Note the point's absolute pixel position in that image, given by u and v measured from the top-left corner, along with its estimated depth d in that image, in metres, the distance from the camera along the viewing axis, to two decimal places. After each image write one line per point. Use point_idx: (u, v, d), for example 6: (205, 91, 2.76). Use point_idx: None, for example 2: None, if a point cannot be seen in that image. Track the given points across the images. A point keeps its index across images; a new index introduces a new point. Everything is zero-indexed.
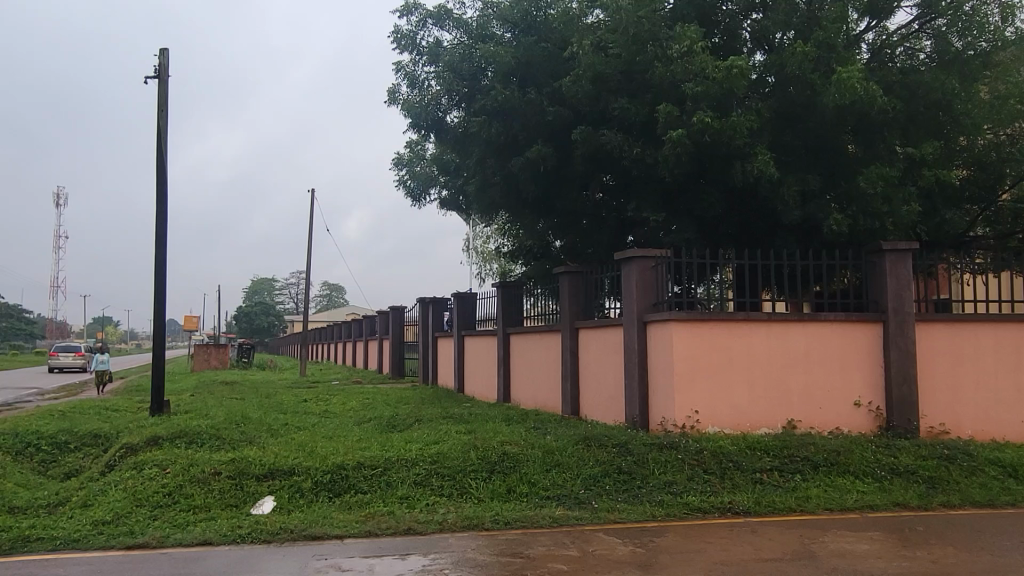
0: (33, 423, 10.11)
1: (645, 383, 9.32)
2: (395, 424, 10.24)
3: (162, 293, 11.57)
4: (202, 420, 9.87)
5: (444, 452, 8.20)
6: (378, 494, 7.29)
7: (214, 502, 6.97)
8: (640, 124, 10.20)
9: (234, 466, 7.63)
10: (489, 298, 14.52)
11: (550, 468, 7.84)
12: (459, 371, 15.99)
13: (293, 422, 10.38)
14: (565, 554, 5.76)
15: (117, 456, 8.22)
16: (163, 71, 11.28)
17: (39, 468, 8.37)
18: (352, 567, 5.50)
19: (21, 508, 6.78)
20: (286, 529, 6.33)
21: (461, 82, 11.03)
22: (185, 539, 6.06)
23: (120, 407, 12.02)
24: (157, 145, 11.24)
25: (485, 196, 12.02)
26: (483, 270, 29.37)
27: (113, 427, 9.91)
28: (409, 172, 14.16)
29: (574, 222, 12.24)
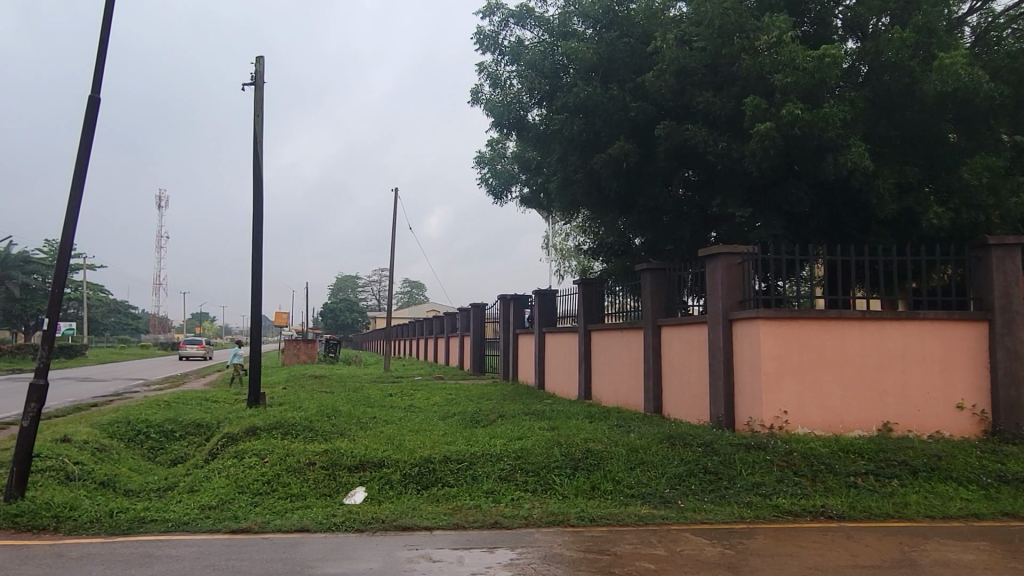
0: (143, 412, 10.77)
1: (731, 381, 9.11)
2: (479, 419, 10.39)
3: (258, 290, 12.11)
4: (296, 412, 10.30)
5: (527, 448, 8.28)
6: (464, 488, 7.42)
7: (310, 491, 7.27)
8: (726, 117, 10.00)
9: (327, 457, 7.93)
10: (570, 296, 14.52)
11: (634, 466, 7.81)
12: (539, 367, 16.06)
13: (381, 415, 10.70)
14: (653, 553, 5.73)
15: (219, 445, 8.68)
16: (259, 78, 11.80)
17: (148, 454, 8.90)
18: (442, 558, 5.62)
19: (135, 490, 7.23)
20: (378, 519, 6.54)
21: (543, 79, 11.07)
22: (285, 525, 6.35)
23: (219, 398, 12.66)
24: (254, 149, 11.75)
25: (566, 193, 12.03)
26: (563, 267, 29.58)
27: (214, 418, 10.45)
28: (491, 170, 14.32)
29: (655, 218, 12.12)
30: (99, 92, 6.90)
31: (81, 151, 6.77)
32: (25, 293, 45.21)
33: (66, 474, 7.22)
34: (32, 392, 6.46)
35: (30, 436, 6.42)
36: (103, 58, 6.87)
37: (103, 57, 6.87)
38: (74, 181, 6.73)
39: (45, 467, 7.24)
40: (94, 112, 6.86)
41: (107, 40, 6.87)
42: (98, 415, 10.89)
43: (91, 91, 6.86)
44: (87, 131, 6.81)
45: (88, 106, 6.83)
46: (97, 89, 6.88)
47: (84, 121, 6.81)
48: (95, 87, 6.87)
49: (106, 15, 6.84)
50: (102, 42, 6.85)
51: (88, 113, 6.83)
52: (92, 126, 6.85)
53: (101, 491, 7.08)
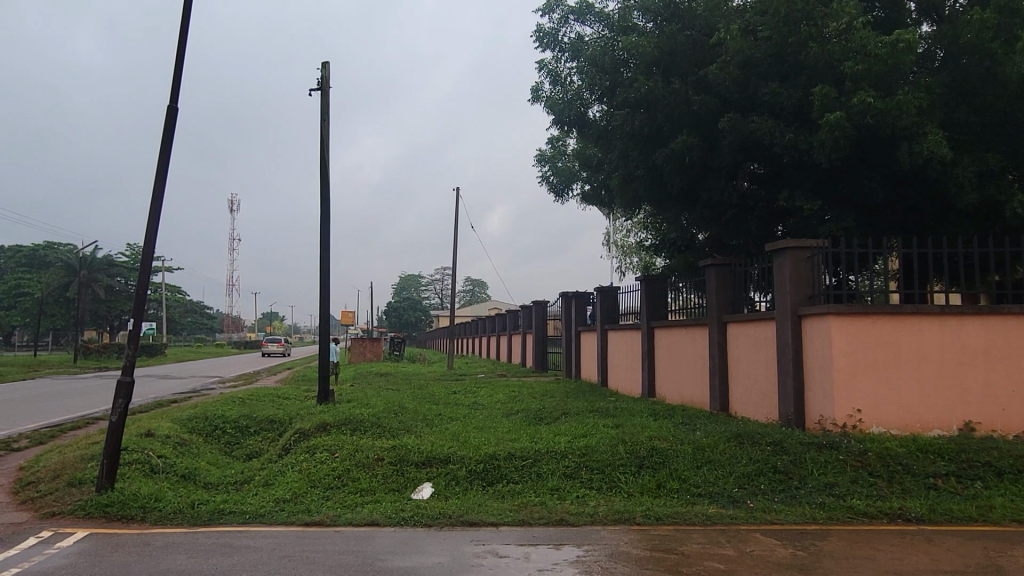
0: (219, 408, 11.20)
1: (801, 379, 8.87)
2: (543, 416, 10.42)
3: (326, 290, 12.43)
4: (364, 409, 10.54)
5: (592, 445, 8.25)
6: (529, 485, 7.47)
7: (378, 486, 7.43)
8: (793, 108, 9.74)
9: (395, 453, 8.10)
10: (632, 292, 14.40)
11: (701, 465, 7.70)
12: (602, 364, 15.96)
13: (447, 412, 10.84)
14: (722, 553, 5.64)
15: (291, 440, 8.96)
16: (325, 83, 12.10)
17: (225, 448, 9.26)
18: (509, 554, 5.68)
19: (214, 483, 7.54)
20: (445, 514, 6.64)
21: (604, 75, 11.00)
22: (356, 519, 6.51)
23: (290, 395, 13.05)
24: (321, 153, 12.07)
25: (628, 189, 11.92)
26: (624, 264, 29.37)
27: (286, 414, 10.78)
28: (552, 168, 14.31)
29: (719, 213, 11.91)
30: (177, 102, 7.21)
31: (161, 159, 7.10)
32: (109, 295, 47.49)
33: (151, 467, 7.57)
34: (120, 389, 6.80)
35: (118, 431, 6.76)
36: (180, 69, 7.18)
37: (180, 69, 7.18)
38: (156, 188, 7.05)
39: (132, 460, 7.62)
40: (173, 121, 7.17)
41: (184, 52, 7.18)
42: (178, 410, 11.38)
43: (170, 102, 7.17)
44: (167, 140, 7.13)
45: (167, 116, 7.15)
46: (174, 100, 7.20)
47: (164, 131, 7.13)
48: (173, 98, 7.19)
49: (182, 28, 7.15)
50: (180, 54, 7.16)
51: (167, 123, 7.15)
52: (171, 135, 7.17)
53: (183, 484, 7.40)
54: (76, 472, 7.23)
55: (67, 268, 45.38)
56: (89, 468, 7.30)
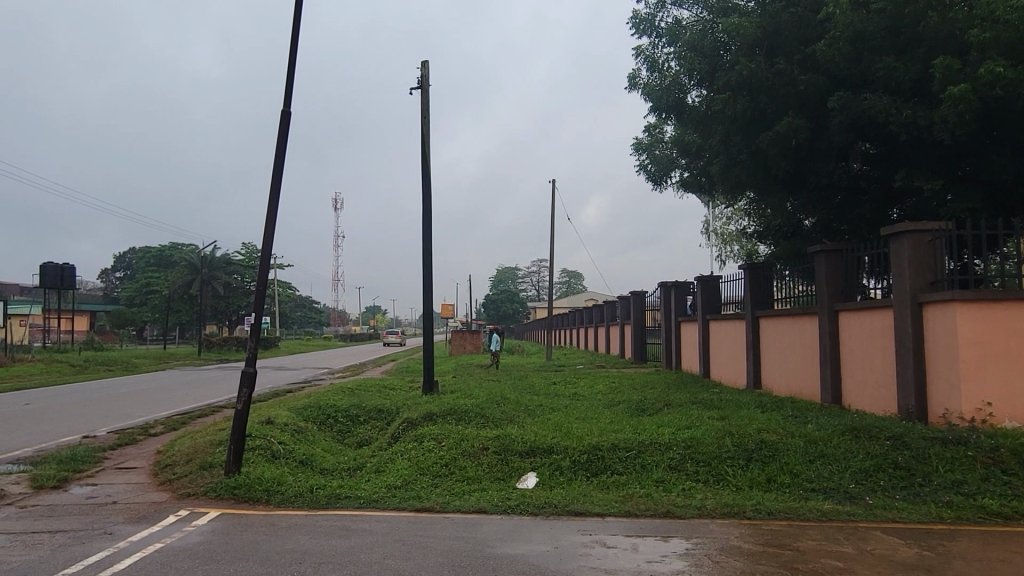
0: (331, 398, 11.71)
1: (923, 369, 8.36)
2: (645, 408, 10.32)
3: (429, 283, 12.74)
4: (467, 399, 10.76)
5: (697, 437, 8.10)
6: (634, 476, 7.42)
7: (484, 475, 7.58)
8: (911, 83, 9.19)
9: (499, 442, 8.23)
10: (735, 281, 13.98)
11: (813, 459, 7.41)
12: (704, 355, 15.58)
13: (548, 403, 10.91)
14: (839, 551, 5.42)
15: (400, 429, 9.25)
16: (425, 82, 12.38)
17: (338, 436, 9.68)
18: (616, 544, 5.67)
19: (329, 469, 7.90)
20: (551, 504, 6.69)
21: (703, 59, 10.74)
22: (463, 507, 6.67)
23: (396, 386, 13.48)
24: (422, 150, 12.36)
25: (729, 175, 11.58)
26: (725, 252, 28.60)
27: (393, 404, 11.16)
28: (650, 156, 14.09)
29: (828, 197, 11.40)
30: (290, 107, 7.57)
31: (277, 162, 7.47)
32: (227, 291, 50.41)
33: (272, 453, 8.03)
34: (244, 379, 7.22)
35: (243, 418, 7.18)
36: (292, 76, 7.53)
37: (292, 75, 7.53)
38: (273, 189, 7.44)
39: (255, 446, 8.10)
40: (287, 125, 7.54)
41: (296, 59, 7.53)
42: (294, 400, 11.97)
43: (284, 107, 7.53)
44: (281, 144, 7.49)
45: (281, 120, 7.52)
46: (288, 105, 7.56)
47: (279, 135, 7.50)
48: (287, 103, 7.54)
49: (293, 37, 7.49)
50: (291, 61, 7.50)
51: (281, 128, 7.52)
52: (285, 138, 7.52)
53: (301, 469, 7.80)
54: (207, 456, 7.76)
55: (189, 268, 48.38)
56: (218, 453, 7.82)
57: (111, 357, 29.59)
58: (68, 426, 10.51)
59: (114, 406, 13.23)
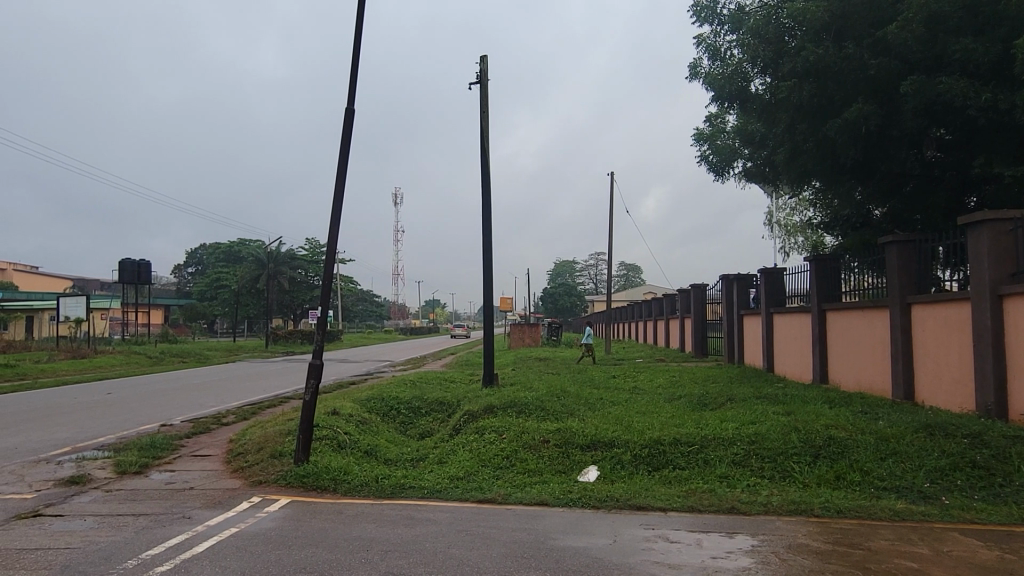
0: (394, 390, 11.93)
1: (1002, 365, 7.98)
2: (707, 402, 10.17)
3: (489, 278, 12.83)
4: (528, 392, 10.81)
5: (762, 432, 7.94)
6: (696, 471, 7.34)
7: (545, 467, 7.61)
8: (990, 65, 8.76)
9: (560, 435, 8.24)
10: (800, 273, 13.61)
11: (885, 457, 7.19)
12: (768, 349, 15.24)
13: (608, 397, 10.88)
14: (913, 552, 5.25)
15: (461, 421, 9.36)
16: (484, 77, 12.44)
17: (401, 427, 9.86)
18: (680, 539, 5.62)
19: (393, 459, 8.06)
20: (613, 498, 6.68)
21: (768, 46, 10.51)
22: (525, 499, 6.71)
23: (457, 379, 13.64)
24: (481, 145, 12.44)
25: (795, 165, 11.29)
26: (788, 243, 27.89)
27: (455, 396, 11.29)
28: (711, 147, 13.84)
29: (899, 186, 11.00)
30: (354, 105, 7.72)
31: (342, 160, 7.64)
32: (292, 285, 51.78)
33: (338, 443, 8.23)
34: (311, 370, 7.42)
35: (311, 409, 7.39)
36: (356, 75, 7.68)
37: (355, 74, 7.68)
38: (338, 185, 7.62)
39: (322, 436, 8.33)
40: (351, 122, 7.69)
41: (359, 58, 7.67)
42: (358, 391, 12.26)
43: (348, 105, 7.69)
44: (346, 141, 7.66)
45: (345, 118, 7.68)
46: (352, 103, 7.71)
47: (343, 133, 7.67)
48: (351, 101, 7.70)
49: (357, 36, 7.63)
50: (355, 60, 7.65)
51: (345, 125, 7.68)
52: (349, 136, 7.68)
53: (367, 459, 7.98)
54: (277, 445, 8.02)
55: (256, 263, 49.94)
56: (287, 442, 8.06)
57: (187, 350, 30.83)
58: (147, 415, 11.00)
59: (189, 396, 13.77)
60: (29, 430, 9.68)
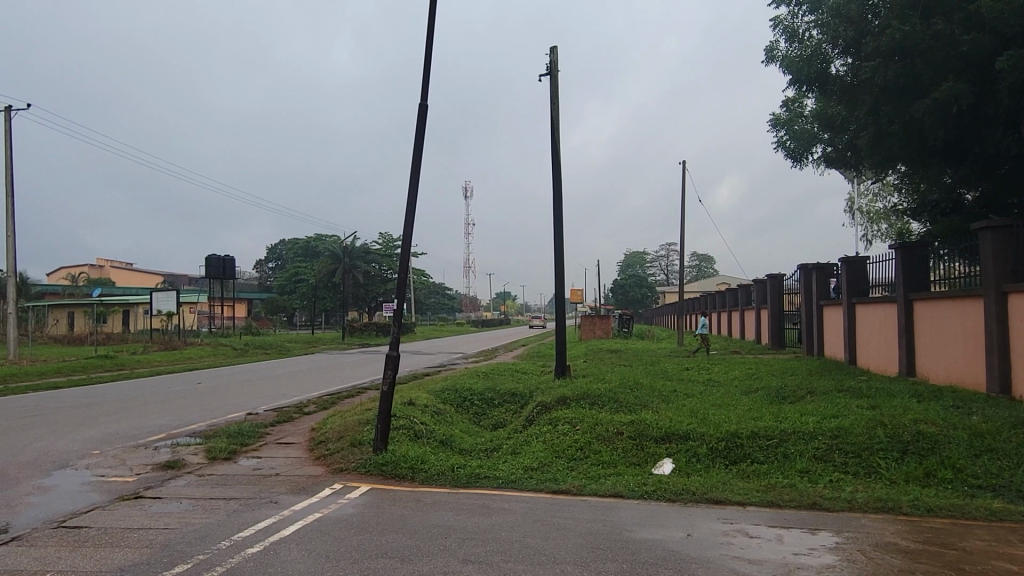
0: (468, 381, 12.09)
1: None
2: (786, 395, 9.91)
3: (560, 269, 12.82)
4: (600, 384, 10.78)
5: (845, 426, 7.68)
6: (776, 466, 7.17)
7: (619, 459, 7.58)
8: None
9: (634, 427, 8.18)
10: (885, 261, 13.06)
11: (979, 454, 6.85)
12: (850, 341, 14.69)
13: (682, 389, 10.73)
14: (1012, 553, 4.99)
15: (534, 412, 9.41)
16: (554, 68, 12.40)
17: (474, 418, 9.98)
18: (760, 534, 5.51)
19: (468, 449, 8.17)
20: (689, 491, 6.60)
21: (849, 25, 10.10)
22: (600, 490, 6.71)
23: (528, 370, 13.71)
24: (552, 137, 12.42)
25: (878, 149, 10.83)
26: (870, 230, 26.82)
27: (527, 387, 11.36)
28: (789, 132, 13.41)
29: (992, 168, 10.43)
30: (427, 101, 7.83)
31: (417, 155, 7.77)
32: (366, 279, 52.99)
33: (415, 433, 8.41)
34: (388, 362, 7.58)
35: (389, 399, 7.56)
36: (429, 71, 7.79)
37: (428, 70, 7.78)
38: (412, 181, 7.75)
39: (399, 425, 8.52)
40: (424, 118, 7.81)
41: (432, 54, 7.77)
42: (433, 382, 12.48)
43: (421, 101, 7.81)
44: (420, 137, 7.78)
45: (419, 114, 7.80)
46: (425, 99, 7.83)
47: (417, 128, 7.79)
48: (424, 97, 7.81)
49: (430, 33, 7.73)
50: (428, 56, 7.76)
51: (419, 121, 7.80)
52: (423, 132, 7.80)
53: (442, 449, 8.12)
54: (356, 434, 8.25)
55: (332, 257, 51.40)
56: (366, 431, 8.29)
57: (269, 342, 32.00)
58: (234, 404, 11.50)
59: (272, 386, 14.32)
60: (128, 417, 10.27)
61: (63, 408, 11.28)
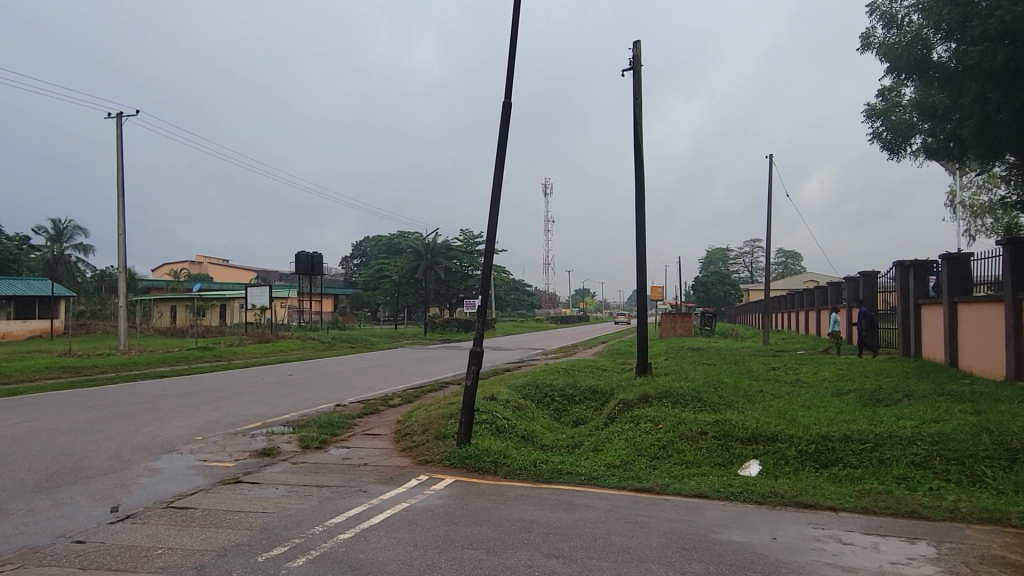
0: (548, 377, 12.13)
1: None
2: (881, 398, 9.49)
3: (642, 266, 12.69)
4: (683, 382, 10.61)
5: (947, 432, 7.30)
6: (870, 471, 6.89)
7: (704, 459, 7.45)
8: None
9: (719, 427, 8.01)
10: (990, 258, 12.29)
11: None
12: (950, 343, 13.92)
13: (769, 389, 10.45)
14: None
15: (616, 409, 9.35)
16: (637, 62, 12.26)
17: (555, 414, 10.01)
18: (854, 541, 5.31)
19: (549, 445, 8.20)
20: (777, 494, 6.42)
21: (954, 9, 9.58)
22: (684, 490, 6.61)
23: (609, 367, 13.63)
24: (635, 132, 12.29)
25: (985, 139, 10.21)
26: (974, 225, 25.33)
27: (608, 385, 11.29)
28: (886, 123, 12.82)
29: None
30: (511, 98, 7.90)
31: (501, 152, 7.86)
32: (447, 275, 53.84)
33: (497, 427, 8.52)
34: (472, 357, 7.69)
35: (472, 393, 7.67)
36: (513, 69, 7.86)
37: (512, 68, 7.86)
38: (496, 180, 7.84)
39: (482, 420, 8.64)
40: (508, 116, 7.88)
41: (516, 52, 7.84)
42: (513, 378, 12.58)
43: (505, 99, 7.88)
44: (504, 135, 7.86)
45: (503, 112, 7.88)
46: (509, 96, 7.90)
47: (502, 126, 7.87)
48: (508, 94, 7.88)
49: (514, 31, 7.80)
50: (512, 54, 7.83)
51: (503, 119, 7.88)
52: (507, 129, 7.88)
53: (524, 444, 8.19)
54: (440, 427, 8.42)
55: (414, 254, 52.47)
56: (450, 425, 8.45)
57: (354, 336, 33.01)
58: (323, 395, 11.92)
59: (358, 379, 14.75)
60: (226, 406, 10.82)
61: (169, 396, 12.00)
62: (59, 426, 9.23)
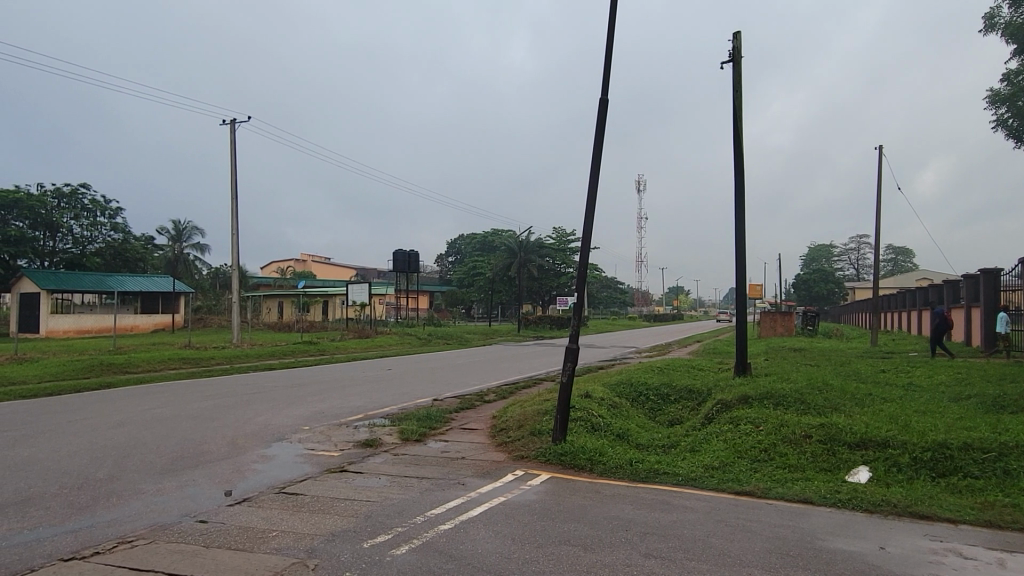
0: (643, 376, 11.98)
1: None
2: (1005, 404, 8.85)
3: (741, 264, 12.32)
4: (785, 383, 10.25)
5: None
6: (993, 482, 6.45)
7: (808, 464, 7.18)
8: None
9: (825, 431, 7.69)
10: None
11: None
12: None
13: (879, 392, 9.94)
14: None
15: (714, 410, 9.13)
16: (738, 54, 11.91)
17: (650, 413, 9.87)
18: (977, 556, 4.99)
19: (645, 445, 8.10)
20: (889, 503, 6.11)
21: None
22: (788, 495, 6.39)
23: (706, 367, 13.32)
24: (735, 126, 11.95)
25: None
26: None
27: (705, 384, 11.04)
28: (1012, 109, 11.91)
29: None
30: (608, 95, 7.85)
31: (597, 149, 7.83)
32: (540, 272, 54.05)
33: (592, 425, 8.49)
34: (568, 354, 7.70)
35: (567, 390, 7.68)
36: (610, 65, 7.81)
37: (609, 65, 7.81)
38: (592, 177, 7.82)
39: (577, 417, 8.63)
40: (604, 112, 7.84)
41: (613, 48, 7.79)
42: (607, 376, 12.50)
43: (602, 95, 7.84)
44: (600, 132, 7.83)
45: (599, 109, 7.85)
46: (606, 93, 7.85)
47: (598, 123, 7.84)
48: (605, 91, 7.84)
49: (611, 27, 7.75)
50: (609, 51, 7.78)
51: (600, 116, 7.85)
52: (603, 127, 7.84)
53: (619, 442, 8.13)
54: (535, 424, 8.47)
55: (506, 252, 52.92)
56: (545, 421, 8.49)
57: (449, 332, 33.67)
58: (420, 390, 12.23)
59: (454, 375, 15.03)
60: (330, 398, 11.26)
61: (278, 388, 12.61)
62: (181, 413, 9.87)
